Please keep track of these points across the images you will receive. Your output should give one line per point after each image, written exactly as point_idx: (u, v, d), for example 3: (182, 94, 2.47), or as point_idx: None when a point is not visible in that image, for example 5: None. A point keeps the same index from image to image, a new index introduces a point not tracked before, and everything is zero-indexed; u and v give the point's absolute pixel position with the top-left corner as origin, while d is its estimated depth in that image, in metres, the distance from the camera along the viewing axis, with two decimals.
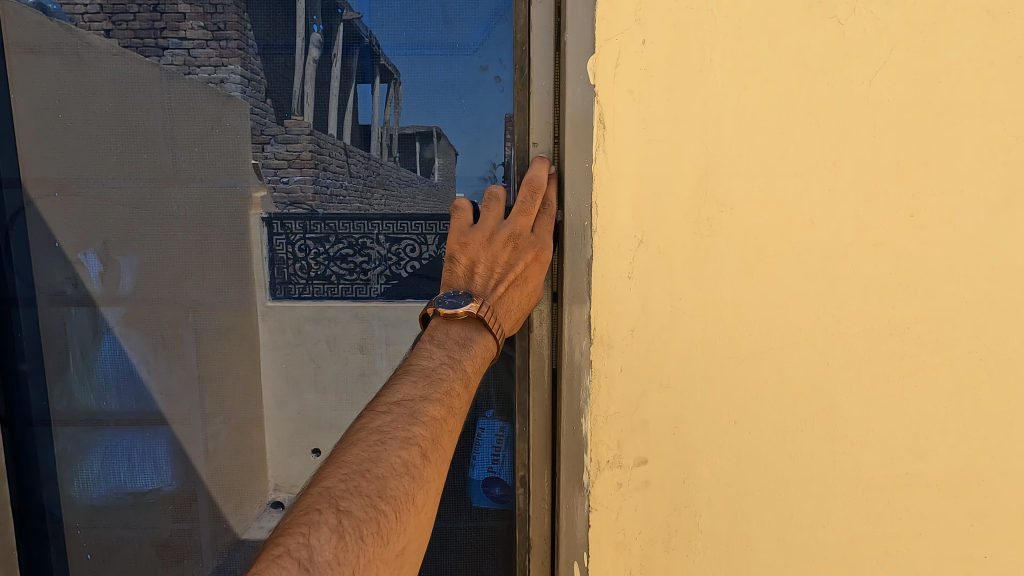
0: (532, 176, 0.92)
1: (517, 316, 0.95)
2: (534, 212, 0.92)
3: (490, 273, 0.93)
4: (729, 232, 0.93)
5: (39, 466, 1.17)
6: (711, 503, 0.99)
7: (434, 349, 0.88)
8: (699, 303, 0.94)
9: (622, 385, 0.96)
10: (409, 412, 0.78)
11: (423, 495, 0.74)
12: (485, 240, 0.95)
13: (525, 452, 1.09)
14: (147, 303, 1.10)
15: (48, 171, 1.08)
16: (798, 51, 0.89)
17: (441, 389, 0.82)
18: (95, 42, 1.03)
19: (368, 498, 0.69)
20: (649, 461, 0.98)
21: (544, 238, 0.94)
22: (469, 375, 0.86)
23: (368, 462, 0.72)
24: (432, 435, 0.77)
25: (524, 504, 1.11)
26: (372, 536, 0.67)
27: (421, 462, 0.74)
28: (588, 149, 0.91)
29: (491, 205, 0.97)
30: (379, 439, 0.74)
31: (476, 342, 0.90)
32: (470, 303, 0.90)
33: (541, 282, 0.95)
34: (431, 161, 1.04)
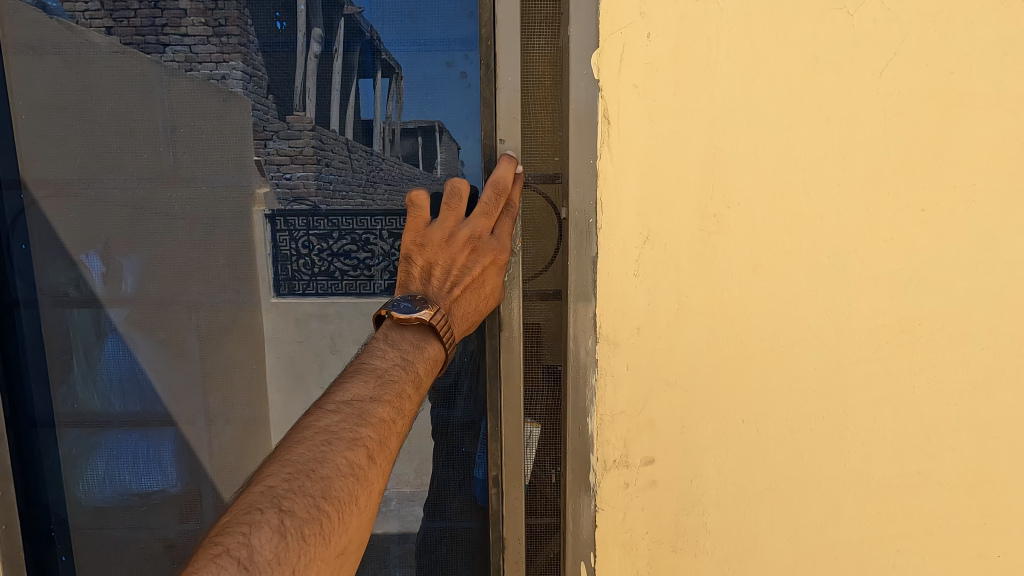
0: (496, 178, 0.91)
1: (474, 320, 0.96)
2: (495, 215, 0.93)
3: (446, 276, 0.94)
4: (737, 228, 0.92)
5: (44, 467, 1.16)
6: (718, 502, 0.98)
7: (387, 349, 0.88)
8: (706, 300, 0.93)
9: (628, 384, 0.95)
10: (359, 413, 0.78)
11: (368, 496, 0.75)
12: (443, 240, 0.95)
13: (498, 452, 1.07)
14: (149, 303, 1.09)
15: (48, 170, 1.07)
16: (806, 42, 0.87)
17: (392, 390, 0.82)
18: (97, 41, 1.02)
19: (311, 498, 0.70)
20: (656, 460, 0.97)
21: (504, 240, 0.95)
22: (421, 377, 0.86)
23: (312, 463, 0.72)
24: (380, 436, 0.78)
25: (497, 503, 1.10)
26: (314, 536, 0.68)
27: (367, 463, 0.75)
28: (592, 145, 0.89)
29: (451, 203, 0.95)
30: (326, 440, 0.75)
31: (431, 344, 0.91)
32: (425, 309, 0.90)
33: (498, 285, 0.96)
34: (433, 157, 1.03)
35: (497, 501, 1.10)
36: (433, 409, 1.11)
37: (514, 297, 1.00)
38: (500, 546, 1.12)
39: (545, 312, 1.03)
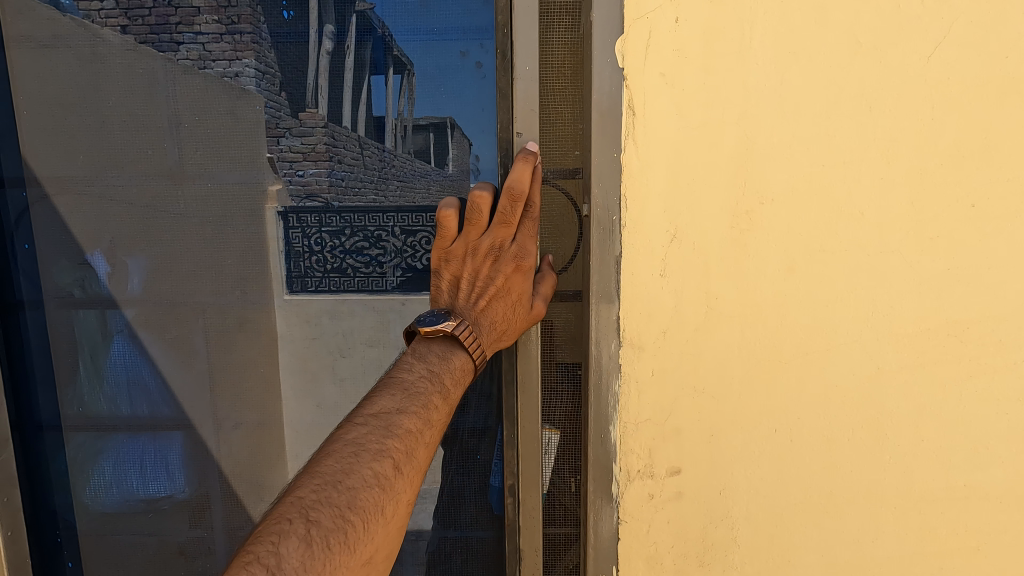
0: (512, 182, 0.87)
1: (507, 330, 0.91)
2: (514, 221, 0.89)
3: (471, 287, 0.93)
4: (771, 226, 0.86)
5: (51, 472, 1.14)
6: (749, 515, 0.93)
7: (414, 363, 0.86)
8: (737, 301, 0.88)
9: (653, 390, 0.90)
10: (384, 426, 0.78)
11: (394, 505, 0.75)
12: (466, 253, 0.92)
13: (515, 460, 1.02)
14: (157, 304, 1.06)
15: (53, 167, 1.04)
16: (848, 26, 0.81)
17: (419, 402, 0.81)
18: (108, 38, 0.98)
19: (337, 508, 0.70)
20: (683, 470, 0.92)
21: (528, 247, 0.91)
22: (449, 388, 0.85)
23: (340, 474, 0.72)
24: (406, 447, 0.77)
25: (513, 513, 1.05)
26: (340, 544, 0.68)
27: (392, 474, 0.75)
28: (616, 137, 0.84)
29: (473, 219, 0.90)
30: (353, 451, 0.75)
31: (457, 354, 0.88)
32: (450, 321, 0.88)
33: (529, 291, 0.91)
34: (445, 153, 0.99)
35: (514, 511, 1.05)
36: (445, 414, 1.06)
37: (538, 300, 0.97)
38: (517, 558, 1.06)
39: (564, 315, 1.00)
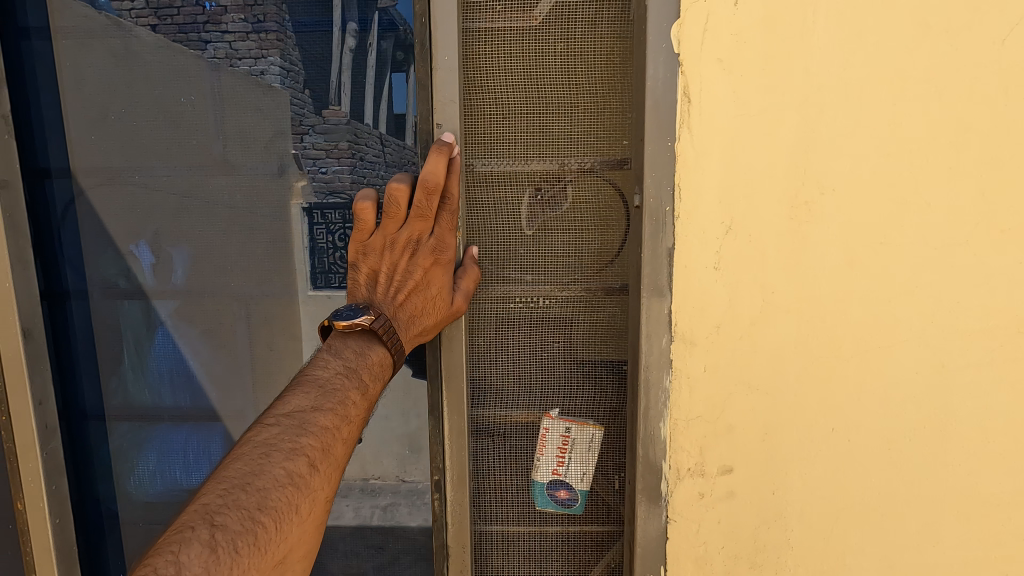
0: (426, 175, 0.85)
1: (427, 324, 0.90)
2: (431, 215, 0.87)
3: (389, 282, 0.90)
4: (833, 217, 0.83)
5: (96, 461, 1.14)
6: (803, 516, 0.90)
7: (330, 360, 0.83)
8: (794, 296, 0.85)
9: (705, 386, 0.88)
10: (298, 424, 0.73)
11: (309, 504, 0.69)
12: (385, 246, 0.90)
13: (441, 454, 1.00)
14: (199, 295, 1.06)
15: (96, 159, 1.03)
16: (917, 7, 0.78)
17: (335, 398, 0.77)
18: (141, 36, 0.98)
19: (245, 511, 0.63)
20: (735, 469, 0.89)
21: (446, 240, 0.90)
22: (366, 384, 0.82)
23: (248, 476, 0.66)
24: (322, 444, 0.73)
25: (441, 508, 1.02)
26: (249, 548, 0.61)
27: (308, 472, 0.70)
28: (670, 126, 0.82)
29: (391, 212, 0.87)
30: (263, 451, 0.69)
31: (375, 350, 0.86)
32: (365, 315, 0.85)
33: (449, 286, 0.90)
34: (485, 146, 0.95)
35: (441, 506, 1.02)
36: (481, 410, 1.03)
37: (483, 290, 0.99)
38: (444, 554, 1.03)
39: (610, 310, 0.98)
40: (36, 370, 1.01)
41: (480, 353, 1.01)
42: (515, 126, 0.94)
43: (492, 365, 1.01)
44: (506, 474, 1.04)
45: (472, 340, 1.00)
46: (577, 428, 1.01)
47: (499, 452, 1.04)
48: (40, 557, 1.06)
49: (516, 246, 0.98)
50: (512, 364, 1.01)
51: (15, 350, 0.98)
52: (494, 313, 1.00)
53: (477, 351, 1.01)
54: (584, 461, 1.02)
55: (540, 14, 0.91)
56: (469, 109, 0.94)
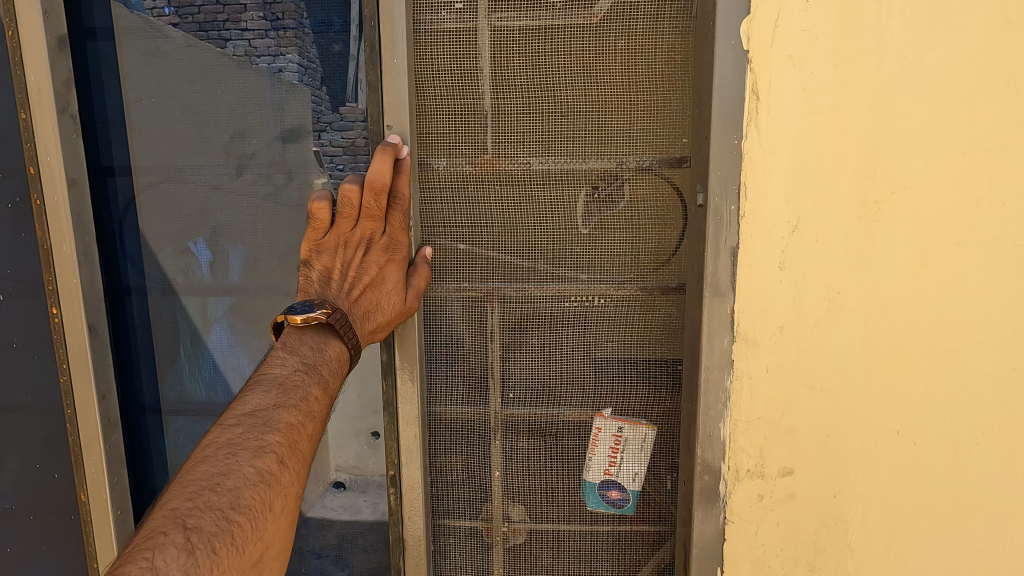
0: (374, 173, 0.86)
1: (383, 320, 0.89)
2: (380, 213, 0.88)
3: (343, 278, 0.89)
4: (904, 217, 0.81)
5: (152, 454, 1.13)
6: (865, 519, 0.89)
7: (287, 357, 0.80)
8: (861, 297, 0.84)
9: (767, 387, 0.87)
10: (262, 422, 0.71)
11: (283, 501, 0.68)
12: (339, 243, 0.90)
13: (394, 451, 1.02)
14: (257, 294, 1.03)
15: (158, 157, 1.00)
16: (996, 3, 0.76)
17: (297, 393, 0.75)
18: (171, 33, 0.95)
19: (218, 511, 0.62)
20: (795, 471, 0.88)
21: (399, 239, 0.91)
22: (328, 378, 0.79)
23: (216, 477, 0.64)
24: (289, 440, 0.70)
25: (396, 504, 1.03)
26: (226, 549, 0.60)
27: (278, 469, 0.68)
28: (738, 123, 0.81)
29: (343, 210, 0.88)
30: (228, 451, 0.67)
31: (333, 345, 0.83)
32: (320, 309, 0.82)
33: (402, 282, 0.90)
34: (547, 145, 0.94)
35: (397, 503, 1.03)
36: (532, 409, 1.02)
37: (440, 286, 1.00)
38: (400, 548, 1.04)
39: (667, 309, 0.97)
40: (100, 362, 1.04)
41: (532, 352, 1.01)
42: (572, 124, 0.94)
43: (543, 364, 1.01)
44: (556, 472, 1.05)
45: (524, 339, 1.01)
46: (629, 428, 1.01)
47: (550, 451, 1.04)
48: (102, 542, 1.09)
49: (571, 244, 0.97)
50: (565, 363, 1.01)
51: (81, 343, 1.01)
52: (548, 311, 0.99)
53: (529, 350, 1.01)
54: (636, 461, 1.02)
55: (601, 11, 0.90)
56: (526, 107, 0.94)
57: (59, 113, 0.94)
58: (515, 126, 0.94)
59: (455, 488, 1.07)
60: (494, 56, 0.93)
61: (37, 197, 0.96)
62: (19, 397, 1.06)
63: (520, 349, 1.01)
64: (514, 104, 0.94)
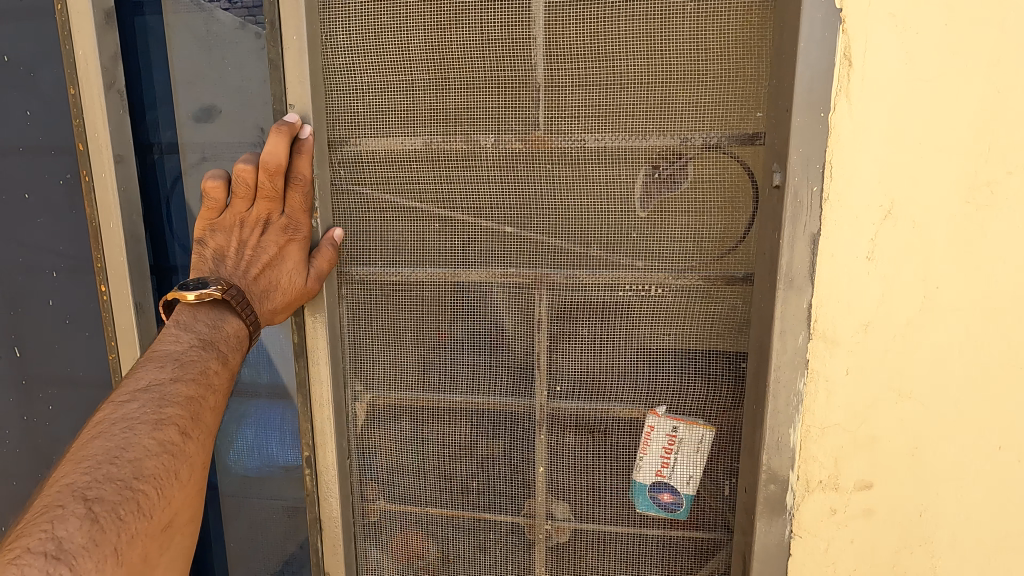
0: (267, 155, 0.85)
1: (284, 299, 0.89)
2: (277, 194, 0.88)
3: (239, 257, 0.89)
4: (1020, 201, 0.71)
5: None
6: (953, 541, 0.79)
7: (180, 334, 0.80)
8: (962, 293, 0.73)
9: (844, 391, 0.78)
10: (158, 397, 0.72)
11: (189, 469, 0.69)
12: (234, 223, 0.90)
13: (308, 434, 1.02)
14: None
15: (204, 136, 0.97)
16: None
17: (195, 369, 0.77)
18: (221, 17, 0.93)
19: (119, 482, 0.62)
20: (874, 485, 0.79)
21: (299, 221, 0.91)
22: (226, 353, 0.81)
23: (114, 451, 0.65)
24: (189, 413, 0.72)
25: (313, 484, 1.05)
26: (133, 514, 0.61)
27: (181, 440, 0.69)
28: (825, 93, 0.71)
29: (237, 190, 0.88)
30: (125, 426, 0.67)
31: (230, 322, 0.84)
32: (215, 286, 0.83)
33: (304, 263, 0.90)
34: (605, 121, 0.87)
35: (314, 483, 1.05)
36: (579, 402, 0.97)
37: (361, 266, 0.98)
38: (319, 527, 1.06)
39: (731, 301, 0.89)
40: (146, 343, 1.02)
41: (581, 342, 0.95)
42: (629, 97, 0.86)
43: (592, 357, 0.95)
44: (603, 471, 0.99)
45: (573, 329, 0.94)
46: (685, 427, 0.94)
47: (598, 448, 0.98)
48: None
49: (627, 229, 0.90)
50: (617, 355, 0.94)
51: (128, 323, 0.99)
52: (602, 300, 0.92)
53: (578, 341, 0.95)
54: (691, 462, 0.95)
55: None
56: (581, 79, 0.87)
57: (105, 89, 0.92)
58: (568, 100, 0.87)
59: (495, 480, 1.02)
60: (547, 23, 0.85)
61: (85, 173, 0.94)
62: (74, 371, 1.07)
63: (568, 339, 0.95)
64: (568, 75, 0.87)
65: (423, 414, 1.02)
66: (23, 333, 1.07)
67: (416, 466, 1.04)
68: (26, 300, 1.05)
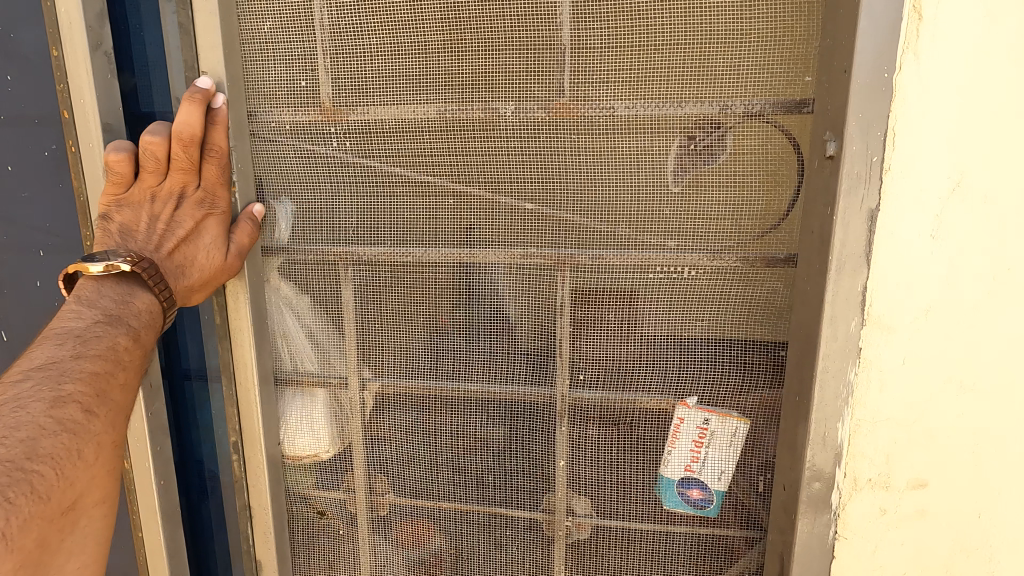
0: (180, 124, 0.81)
1: (203, 275, 0.85)
2: (191, 166, 0.84)
3: (151, 231, 0.84)
4: None
5: (198, 419, 1.04)
6: (1014, 547, 0.73)
7: (83, 310, 0.76)
8: None
9: (899, 382, 0.71)
10: (56, 374, 0.68)
11: (94, 449, 0.67)
12: (145, 197, 0.85)
13: (235, 418, 0.98)
14: (310, 254, 0.94)
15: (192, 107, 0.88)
16: None
17: (97, 344, 0.73)
18: None
19: (11, 463, 0.59)
20: (930, 483, 0.73)
21: (217, 194, 0.88)
22: (138, 329, 0.78)
23: (4, 430, 0.61)
24: (94, 390, 0.69)
25: (242, 470, 1.01)
26: (25, 495, 0.59)
27: (84, 418, 0.67)
28: (891, 49, 0.64)
29: (146, 164, 0.84)
30: (17, 405, 0.64)
31: (141, 298, 0.80)
32: (124, 259, 0.79)
33: (224, 238, 0.87)
34: (637, 86, 0.80)
35: (242, 469, 1.01)
36: (605, 394, 0.90)
37: (369, 245, 0.91)
38: (246, 516, 1.03)
39: (770, 284, 0.82)
40: None
41: (607, 327, 0.88)
42: (663, 59, 0.79)
43: (618, 344, 0.88)
44: (626, 465, 0.93)
45: (598, 314, 0.88)
46: (717, 420, 0.87)
47: (623, 441, 0.92)
48: (147, 515, 0.98)
49: (659, 206, 0.83)
50: (644, 342, 0.88)
51: None
52: (629, 282, 0.86)
53: (602, 326, 0.88)
54: (724, 457, 0.88)
55: None
56: (610, 39, 0.79)
57: (91, 50, 0.83)
58: (596, 63, 0.80)
59: (512, 474, 0.97)
60: None
61: (72, 143, 0.87)
62: None
63: (592, 325, 0.88)
64: (595, 35, 0.79)
65: (434, 403, 0.96)
66: (10, 317, 1.00)
67: (429, 459, 0.99)
68: (11, 281, 0.98)
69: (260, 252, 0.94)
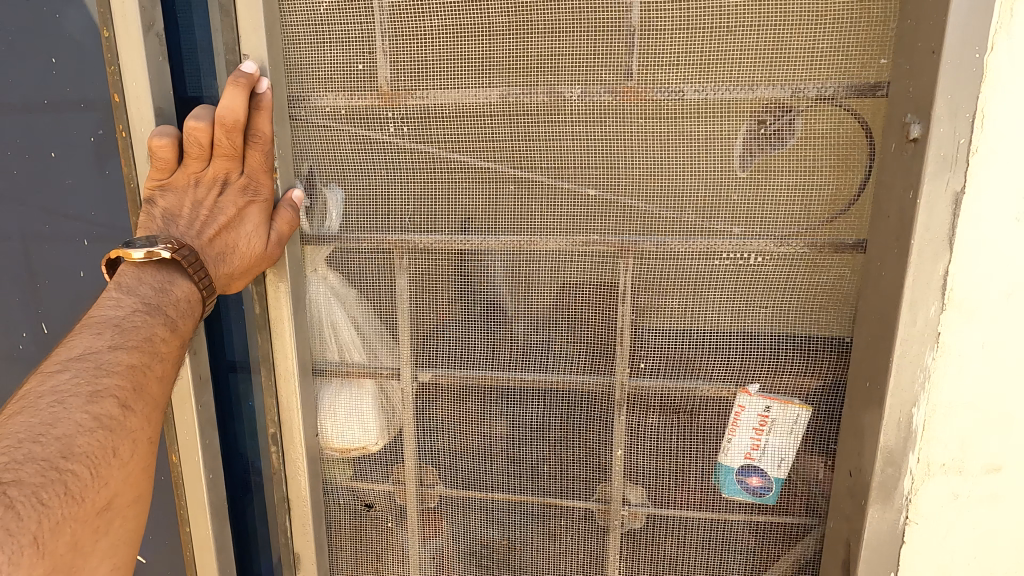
0: (224, 108, 0.78)
1: (244, 263, 0.82)
2: (236, 151, 0.81)
3: (193, 216, 0.81)
4: None
5: (243, 412, 1.01)
6: None
7: (122, 298, 0.73)
8: None
9: (977, 368, 0.72)
10: (93, 366, 0.65)
11: (130, 446, 0.64)
12: (188, 183, 0.83)
13: (274, 409, 0.97)
14: (363, 243, 0.92)
15: None
16: None
17: (136, 336, 0.70)
18: None
19: (42, 462, 0.57)
20: (1004, 468, 0.74)
21: (260, 181, 0.85)
22: (174, 319, 0.74)
23: (38, 428, 0.58)
24: (132, 384, 0.66)
25: (280, 463, 0.99)
26: (57, 497, 0.56)
27: (121, 414, 0.64)
28: (984, 31, 0.63)
29: (191, 150, 0.81)
30: (52, 400, 0.61)
31: (180, 286, 0.77)
32: (165, 246, 0.76)
33: (266, 226, 0.84)
34: (708, 69, 0.78)
35: (280, 461, 0.99)
36: (664, 383, 0.89)
37: (427, 233, 0.89)
38: (285, 508, 1.01)
39: (838, 270, 0.82)
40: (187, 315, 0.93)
41: (670, 315, 0.87)
42: (734, 42, 0.77)
43: (682, 332, 0.88)
44: (686, 454, 0.92)
45: (661, 302, 0.87)
46: (778, 407, 0.87)
47: (683, 430, 0.91)
48: (195, 509, 0.96)
49: (727, 192, 0.82)
50: (708, 329, 0.87)
51: None
52: (693, 268, 0.85)
53: (664, 313, 0.87)
54: (785, 444, 0.88)
55: None
56: (683, 20, 0.77)
57: (144, 31, 0.80)
58: (667, 45, 0.78)
59: (569, 465, 0.95)
60: None
61: (122, 128, 0.84)
62: None
63: (655, 312, 0.88)
64: (667, 16, 0.77)
65: (489, 393, 0.94)
66: (49, 308, 0.97)
67: (483, 450, 0.97)
68: (51, 271, 0.95)
69: (297, 240, 0.91)
